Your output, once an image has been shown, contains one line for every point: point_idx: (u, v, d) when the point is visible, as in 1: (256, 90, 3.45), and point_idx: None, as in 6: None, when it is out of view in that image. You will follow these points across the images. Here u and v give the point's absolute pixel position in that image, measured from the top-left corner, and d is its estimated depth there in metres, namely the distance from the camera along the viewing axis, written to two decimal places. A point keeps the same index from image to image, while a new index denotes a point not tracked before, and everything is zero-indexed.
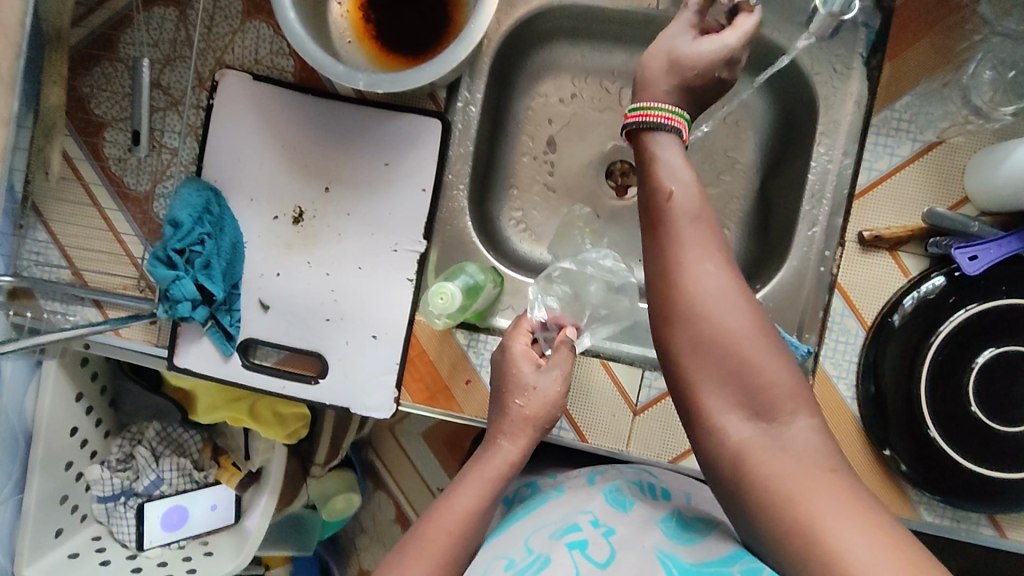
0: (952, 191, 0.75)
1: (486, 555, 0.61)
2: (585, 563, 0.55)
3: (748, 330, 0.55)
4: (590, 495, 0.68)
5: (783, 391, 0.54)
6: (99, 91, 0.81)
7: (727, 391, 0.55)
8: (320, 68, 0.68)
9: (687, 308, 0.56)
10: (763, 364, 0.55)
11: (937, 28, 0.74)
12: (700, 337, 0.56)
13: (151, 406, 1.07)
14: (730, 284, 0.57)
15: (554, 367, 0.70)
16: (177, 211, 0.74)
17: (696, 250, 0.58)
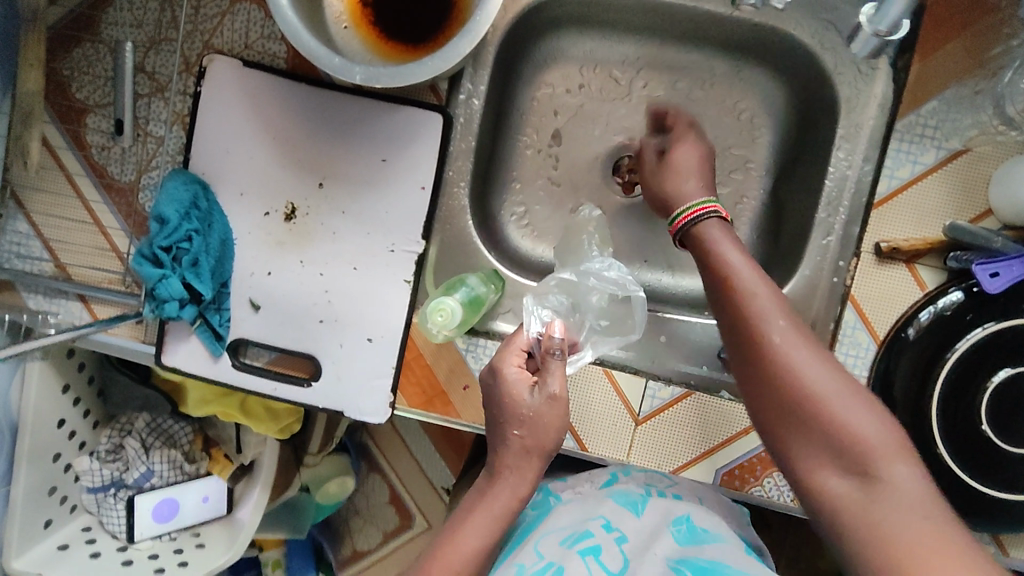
0: (976, 202, 0.72)
1: (504, 565, 0.61)
2: (598, 566, 0.57)
3: (829, 386, 0.55)
4: (600, 501, 0.69)
5: (878, 446, 0.52)
6: (81, 74, 0.76)
7: (822, 452, 0.54)
8: (314, 58, 0.64)
9: (774, 368, 0.57)
10: (854, 421, 0.53)
11: (970, 29, 0.70)
12: (788, 396, 0.56)
13: (140, 397, 1.03)
14: (813, 347, 0.57)
15: (549, 383, 0.63)
16: (162, 206, 0.71)
17: (768, 309, 0.60)
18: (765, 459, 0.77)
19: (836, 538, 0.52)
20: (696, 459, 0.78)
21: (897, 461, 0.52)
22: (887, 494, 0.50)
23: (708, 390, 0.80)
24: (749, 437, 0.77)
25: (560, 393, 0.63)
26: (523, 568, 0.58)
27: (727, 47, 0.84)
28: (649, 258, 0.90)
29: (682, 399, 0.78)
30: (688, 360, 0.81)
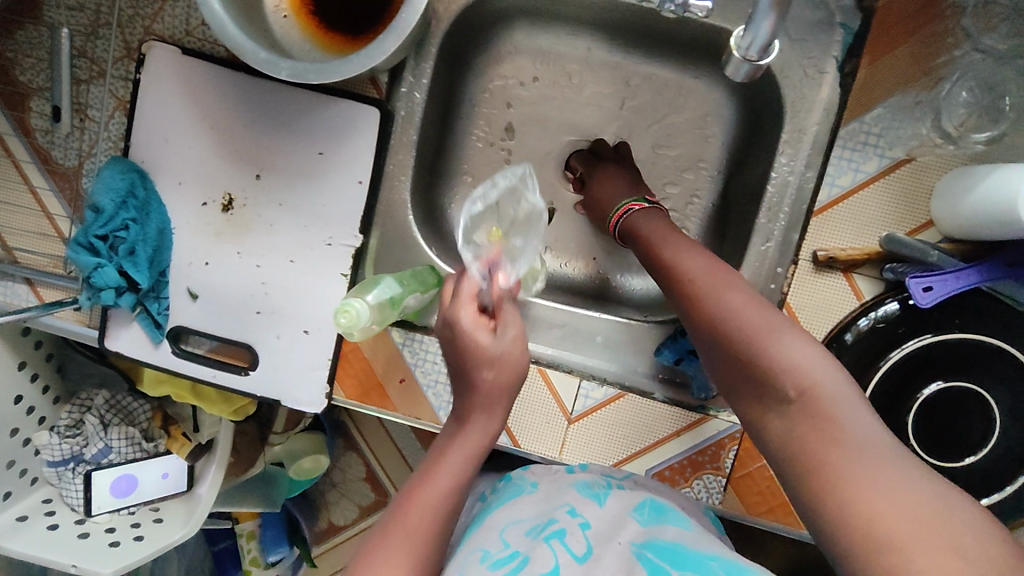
0: (917, 213, 0.71)
1: (467, 548, 0.60)
2: (564, 552, 0.55)
3: (760, 327, 0.57)
4: (563, 490, 0.68)
5: (806, 372, 0.53)
6: (24, 57, 0.75)
7: (758, 388, 0.56)
8: (240, 53, 0.63)
9: (709, 316, 0.60)
10: (783, 351, 0.55)
11: (915, 38, 0.68)
12: (721, 339, 0.59)
13: (97, 374, 1.08)
14: (748, 295, 0.60)
15: (508, 330, 0.62)
16: (99, 195, 0.72)
17: (702, 268, 0.64)
18: (695, 461, 0.77)
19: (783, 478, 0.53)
20: (629, 457, 0.78)
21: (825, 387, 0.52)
22: (842, 427, 0.50)
23: (641, 392, 0.80)
24: (680, 439, 0.78)
25: (519, 336, 0.63)
26: (486, 556, 0.56)
27: (680, 44, 0.83)
28: (598, 255, 0.91)
29: (614, 400, 0.78)
30: (626, 359, 0.82)
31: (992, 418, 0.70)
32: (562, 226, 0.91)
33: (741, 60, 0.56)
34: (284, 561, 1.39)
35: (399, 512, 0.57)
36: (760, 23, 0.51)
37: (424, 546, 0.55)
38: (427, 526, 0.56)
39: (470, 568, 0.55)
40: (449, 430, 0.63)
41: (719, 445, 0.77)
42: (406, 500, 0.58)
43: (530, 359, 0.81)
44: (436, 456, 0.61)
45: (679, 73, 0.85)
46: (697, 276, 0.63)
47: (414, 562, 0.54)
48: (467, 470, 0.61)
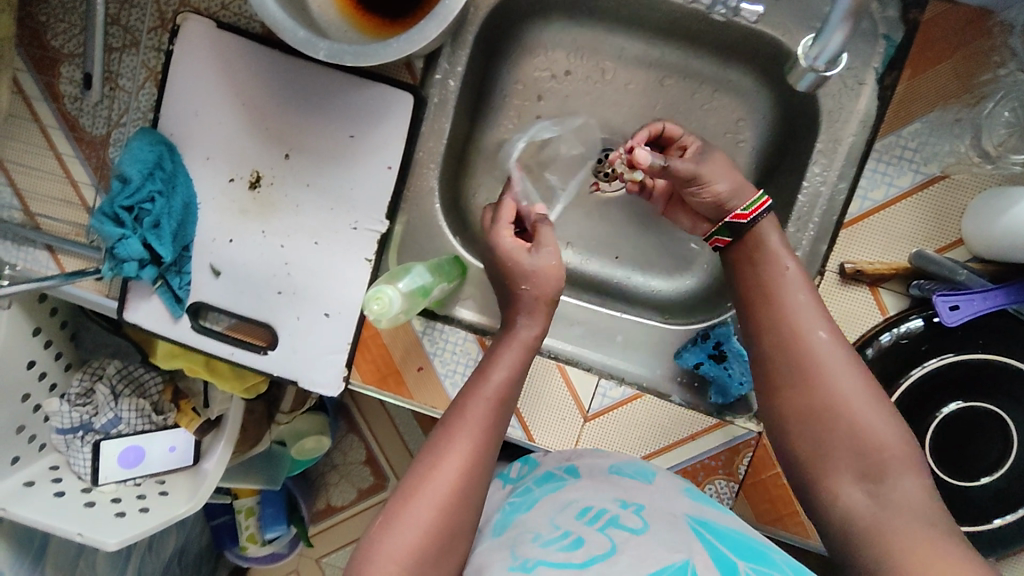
0: (948, 231, 0.70)
1: (519, 532, 0.61)
2: (620, 531, 0.57)
3: (865, 402, 0.57)
4: (609, 480, 0.67)
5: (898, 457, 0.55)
6: (57, 21, 0.75)
7: (848, 462, 0.56)
8: (278, 30, 0.62)
9: (806, 368, 0.59)
10: (877, 431, 0.56)
11: (961, 52, 0.68)
12: (822, 406, 0.58)
13: (113, 344, 1.08)
14: (854, 364, 0.59)
15: (543, 246, 0.69)
16: (126, 166, 0.71)
17: (812, 317, 0.62)
18: (708, 466, 0.77)
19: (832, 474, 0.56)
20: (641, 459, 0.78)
21: (899, 461, 0.54)
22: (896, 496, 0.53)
23: (658, 394, 0.80)
24: (694, 443, 0.77)
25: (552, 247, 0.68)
26: (539, 537, 0.58)
27: (717, 47, 0.82)
28: (620, 255, 0.90)
29: (631, 401, 0.78)
30: (646, 360, 0.81)
31: (1011, 446, 0.70)
32: (586, 221, 0.90)
33: (806, 69, 0.58)
34: (279, 539, 1.40)
35: (461, 407, 0.63)
36: (832, 34, 0.52)
37: (486, 436, 0.61)
38: (485, 421, 0.62)
39: (523, 547, 0.57)
40: (500, 336, 0.68)
41: (734, 451, 0.76)
42: (466, 400, 0.63)
43: (549, 355, 0.81)
44: (491, 360, 0.66)
45: (714, 75, 0.85)
46: (802, 332, 0.61)
47: (477, 449, 0.60)
48: (520, 374, 0.65)
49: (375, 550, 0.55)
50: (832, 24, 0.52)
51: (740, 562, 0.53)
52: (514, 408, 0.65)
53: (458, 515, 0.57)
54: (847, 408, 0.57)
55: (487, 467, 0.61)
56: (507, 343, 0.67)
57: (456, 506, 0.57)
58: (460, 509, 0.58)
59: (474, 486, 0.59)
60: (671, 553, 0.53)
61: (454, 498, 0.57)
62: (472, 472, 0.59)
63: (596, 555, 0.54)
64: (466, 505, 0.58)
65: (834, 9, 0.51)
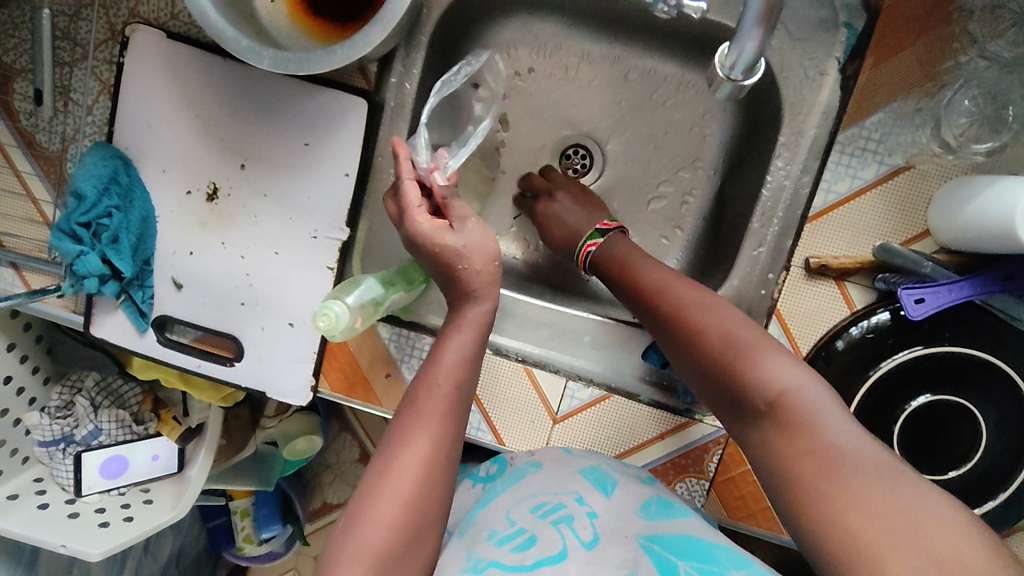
0: (913, 223, 0.69)
1: (475, 528, 0.61)
2: (572, 539, 0.57)
3: (756, 345, 0.56)
4: (569, 475, 0.66)
5: (795, 389, 0.53)
6: (7, 37, 0.74)
7: (751, 409, 0.55)
8: (221, 40, 0.61)
9: (695, 332, 0.59)
10: (768, 370, 0.54)
11: (924, 39, 0.66)
12: (708, 364, 0.58)
13: (88, 358, 1.08)
14: (729, 311, 0.60)
15: (466, 220, 0.67)
16: (81, 182, 0.71)
17: (683, 287, 0.63)
18: (679, 464, 0.76)
19: (739, 416, 0.56)
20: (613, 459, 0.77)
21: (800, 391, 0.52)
22: (815, 436, 0.50)
23: (627, 394, 0.79)
24: (666, 441, 0.77)
25: (480, 224, 0.67)
26: (494, 533, 0.59)
27: (679, 39, 0.80)
28: None
29: (599, 401, 0.77)
30: (614, 360, 0.81)
31: (980, 437, 0.69)
32: None
33: (724, 80, 0.56)
34: (275, 538, 1.40)
35: (413, 398, 0.61)
36: (746, 42, 0.51)
37: (446, 420, 0.59)
38: (442, 406, 0.60)
39: (479, 546, 0.58)
40: (448, 318, 0.65)
41: (703, 449, 0.76)
42: (418, 388, 0.61)
43: (517, 357, 0.80)
44: (439, 344, 0.63)
45: (679, 67, 0.83)
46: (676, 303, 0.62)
47: (437, 439, 0.58)
48: (475, 353, 0.63)
49: (335, 552, 0.54)
50: (745, 30, 0.50)
51: (681, 562, 0.55)
52: (474, 389, 0.63)
53: (422, 508, 0.56)
54: (739, 358, 0.56)
55: (448, 459, 0.59)
56: (456, 324, 0.64)
57: (420, 500, 0.56)
58: (425, 508, 0.56)
59: (438, 478, 0.58)
60: (615, 570, 0.55)
61: (416, 491, 0.56)
62: (434, 466, 0.58)
63: (547, 555, 0.55)
64: (432, 498, 0.57)
65: (746, 14, 0.49)
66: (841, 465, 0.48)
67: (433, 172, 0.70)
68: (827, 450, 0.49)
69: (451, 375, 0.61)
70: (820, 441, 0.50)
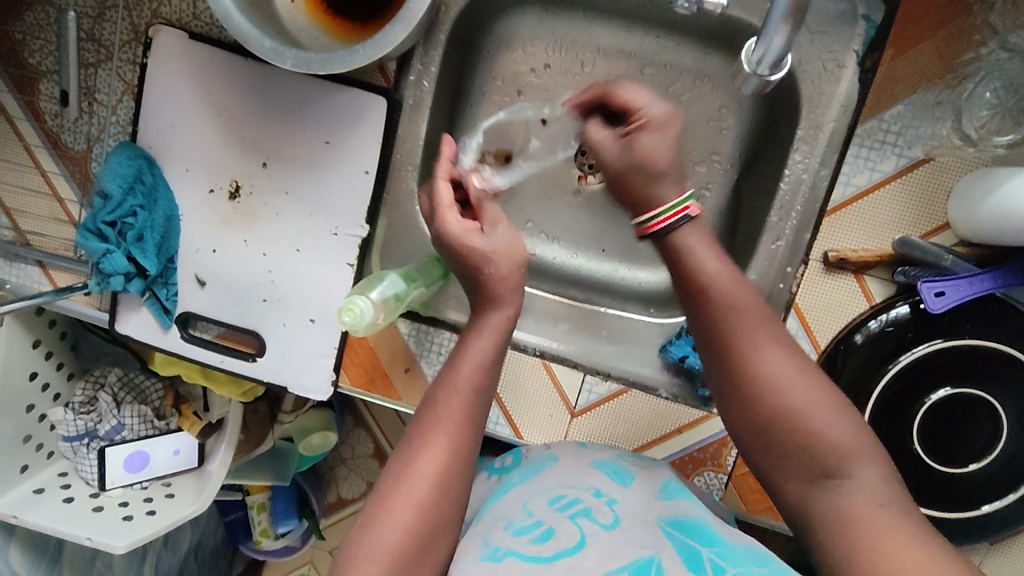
0: (933, 215, 0.69)
1: (493, 517, 0.61)
2: (591, 523, 0.57)
3: (818, 401, 0.53)
4: (587, 467, 0.67)
5: (851, 451, 0.51)
6: (32, 38, 0.75)
7: (798, 465, 0.53)
8: (245, 41, 0.62)
9: (753, 382, 0.55)
10: (829, 433, 0.52)
11: (944, 30, 0.66)
12: (766, 415, 0.54)
13: (111, 354, 1.10)
14: (795, 359, 0.55)
15: (496, 227, 0.67)
16: (107, 182, 0.72)
17: (747, 319, 0.57)
18: (696, 458, 0.77)
19: (779, 466, 0.54)
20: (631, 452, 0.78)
21: (855, 453, 0.51)
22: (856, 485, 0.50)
23: (645, 388, 0.79)
24: (682, 436, 0.77)
25: (508, 231, 0.67)
26: (512, 524, 0.58)
27: (697, 34, 0.81)
28: (607, 248, 0.89)
29: (617, 396, 0.78)
30: (633, 354, 0.81)
31: (1001, 431, 0.69)
32: (570, 214, 0.90)
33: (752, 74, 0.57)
34: (293, 532, 1.41)
35: (434, 401, 0.61)
36: (772, 37, 0.52)
37: (466, 427, 0.60)
38: (462, 410, 0.60)
39: (496, 534, 0.58)
40: (470, 325, 0.65)
41: (721, 443, 0.76)
42: (438, 393, 0.61)
43: (534, 352, 0.81)
44: (460, 350, 0.63)
45: (695, 62, 0.83)
46: (740, 342, 0.57)
47: (455, 444, 0.59)
48: (496, 358, 0.63)
49: (353, 552, 0.54)
50: (770, 27, 0.51)
51: (704, 548, 0.54)
52: (493, 393, 0.63)
53: (441, 505, 0.57)
54: (803, 421, 0.53)
55: (468, 460, 0.59)
56: (477, 331, 0.64)
57: (437, 505, 0.57)
58: (441, 511, 0.57)
59: (456, 478, 0.58)
60: (639, 548, 0.54)
61: (435, 490, 0.57)
62: (455, 464, 0.58)
63: (564, 547, 0.54)
64: (449, 494, 0.58)
65: (773, 11, 0.50)
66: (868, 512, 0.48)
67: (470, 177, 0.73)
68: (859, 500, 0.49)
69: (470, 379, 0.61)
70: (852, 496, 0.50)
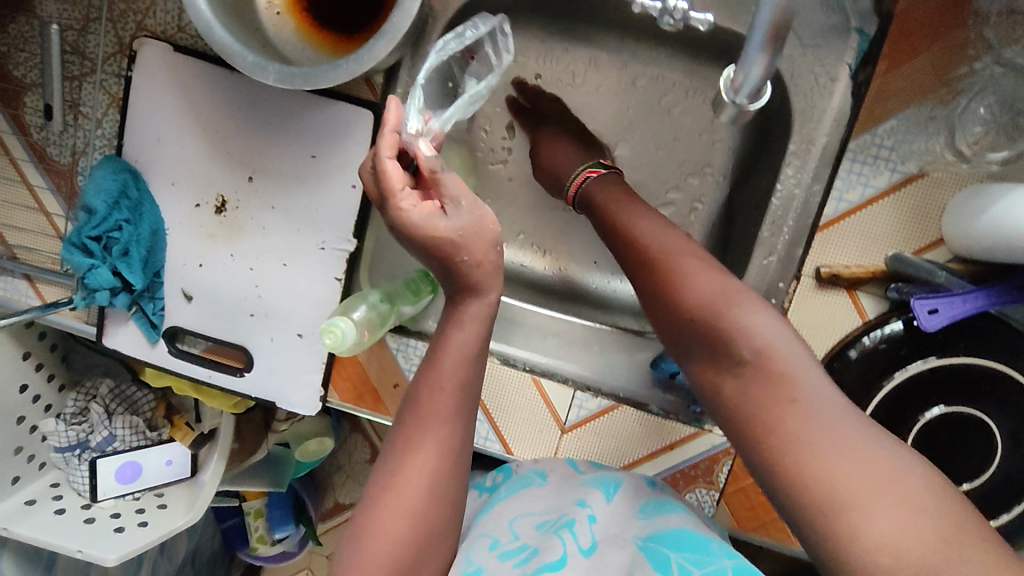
0: (927, 231, 0.68)
1: (478, 532, 0.62)
2: (573, 538, 0.56)
3: (726, 293, 0.52)
4: (574, 485, 0.66)
5: (762, 334, 0.49)
6: (16, 51, 0.74)
7: (719, 359, 0.51)
8: (227, 55, 0.61)
9: (660, 282, 0.56)
10: (736, 317, 0.50)
11: (939, 44, 0.64)
12: (678, 313, 0.54)
13: (101, 365, 1.10)
14: (702, 260, 0.56)
15: (461, 201, 0.56)
16: (91, 197, 0.71)
17: (657, 235, 0.60)
18: (688, 474, 0.76)
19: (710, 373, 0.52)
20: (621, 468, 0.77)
21: (768, 337, 0.49)
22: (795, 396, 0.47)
23: (636, 403, 0.78)
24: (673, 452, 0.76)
25: (475, 203, 0.56)
26: (497, 545, 0.59)
27: (689, 45, 0.80)
28: (599, 260, 0.89)
29: (606, 412, 0.77)
30: (624, 368, 0.81)
31: (994, 451, 0.68)
32: (562, 225, 0.89)
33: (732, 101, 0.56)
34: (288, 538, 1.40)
35: (415, 401, 0.57)
36: (751, 68, 0.50)
37: (453, 426, 0.56)
38: (447, 409, 0.56)
39: (479, 553, 0.58)
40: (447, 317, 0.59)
41: (713, 459, 0.75)
42: (418, 393, 0.57)
43: (524, 366, 0.79)
44: (440, 345, 0.58)
45: (687, 73, 0.82)
46: (650, 251, 0.59)
47: (443, 445, 0.55)
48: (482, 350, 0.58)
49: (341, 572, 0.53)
50: (749, 55, 0.49)
51: (673, 553, 0.54)
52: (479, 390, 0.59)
53: (434, 518, 0.54)
54: (713, 313, 0.51)
55: (458, 470, 0.56)
56: (457, 322, 0.58)
57: (429, 517, 0.54)
58: (433, 526, 0.54)
59: (448, 488, 0.55)
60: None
61: (425, 502, 0.54)
62: (442, 475, 0.55)
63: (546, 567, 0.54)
64: (442, 507, 0.55)
65: (751, 38, 0.48)
66: (832, 446, 0.44)
67: (419, 140, 0.57)
68: (810, 418, 0.45)
69: (453, 376, 0.57)
70: (794, 403, 0.46)
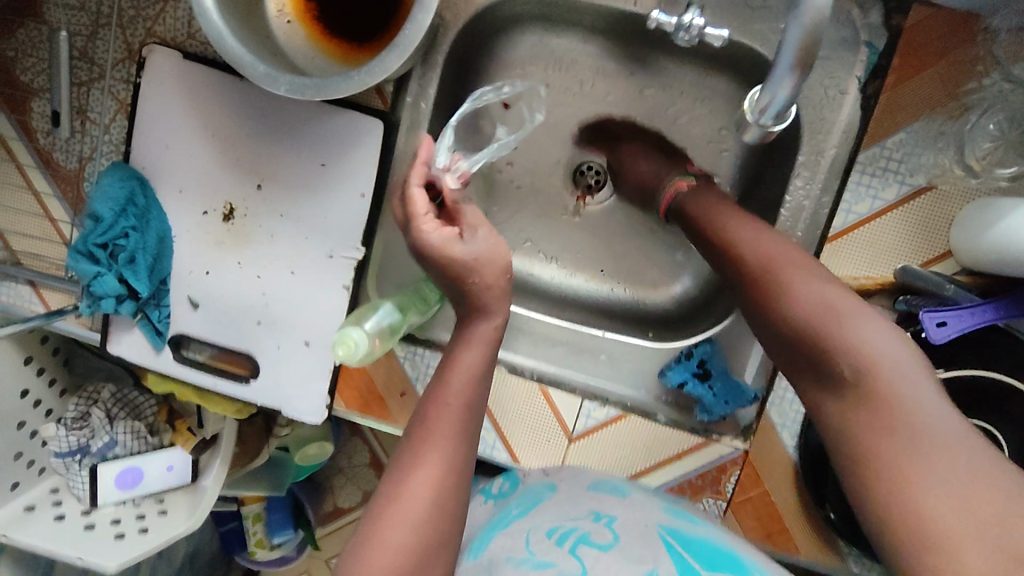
0: (936, 244, 0.68)
1: (490, 549, 0.60)
2: (590, 549, 0.57)
3: (842, 307, 0.53)
4: (585, 492, 0.67)
5: (873, 351, 0.49)
6: (25, 56, 0.74)
7: (827, 376, 0.52)
8: (239, 66, 0.61)
9: (770, 293, 0.57)
10: (849, 332, 0.51)
11: (947, 60, 0.65)
12: (784, 326, 0.55)
13: (105, 370, 1.10)
14: (816, 271, 0.56)
15: (477, 230, 0.60)
16: (98, 204, 0.71)
17: (761, 243, 0.61)
18: (695, 484, 0.76)
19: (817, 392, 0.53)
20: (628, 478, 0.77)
21: (881, 355, 0.49)
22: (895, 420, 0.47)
23: (644, 413, 0.78)
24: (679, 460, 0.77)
25: (489, 232, 0.60)
26: (512, 557, 0.57)
27: (697, 56, 0.80)
28: (605, 268, 0.89)
29: (616, 421, 0.77)
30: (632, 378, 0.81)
31: None
32: (569, 233, 0.89)
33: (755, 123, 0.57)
34: (288, 542, 1.40)
35: (423, 416, 0.57)
36: (777, 87, 0.50)
37: (457, 440, 0.56)
38: (453, 426, 0.56)
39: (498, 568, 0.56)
40: (457, 337, 0.61)
41: (720, 470, 0.75)
42: (428, 407, 0.57)
43: (532, 376, 0.80)
44: (449, 362, 0.59)
45: (695, 84, 0.82)
46: (759, 259, 0.59)
47: (449, 456, 0.55)
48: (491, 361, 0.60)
49: None
50: (777, 76, 0.49)
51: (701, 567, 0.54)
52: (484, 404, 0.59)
53: (438, 530, 0.53)
54: (823, 329, 0.52)
55: (461, 479, 0.55)
56: (465, 342, 0.60)
57: (432, 530, 0.52)
58: (436, 539, 0.53)
59: (449, 498, 0.54)
60: (638, 566, 0.54)
61: (429, 514, 0.52)
62: (447, 488, 0.54)
63: None
64: (444, 518, 0.53)
65: (780, 59, 0.48)
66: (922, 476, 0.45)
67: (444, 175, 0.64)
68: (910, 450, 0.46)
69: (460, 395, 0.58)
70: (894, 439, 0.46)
